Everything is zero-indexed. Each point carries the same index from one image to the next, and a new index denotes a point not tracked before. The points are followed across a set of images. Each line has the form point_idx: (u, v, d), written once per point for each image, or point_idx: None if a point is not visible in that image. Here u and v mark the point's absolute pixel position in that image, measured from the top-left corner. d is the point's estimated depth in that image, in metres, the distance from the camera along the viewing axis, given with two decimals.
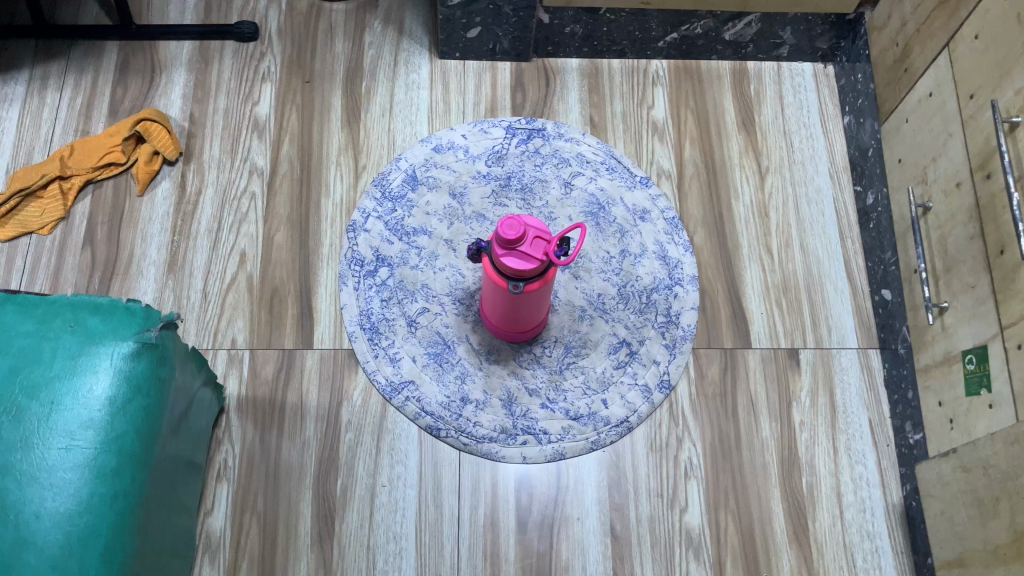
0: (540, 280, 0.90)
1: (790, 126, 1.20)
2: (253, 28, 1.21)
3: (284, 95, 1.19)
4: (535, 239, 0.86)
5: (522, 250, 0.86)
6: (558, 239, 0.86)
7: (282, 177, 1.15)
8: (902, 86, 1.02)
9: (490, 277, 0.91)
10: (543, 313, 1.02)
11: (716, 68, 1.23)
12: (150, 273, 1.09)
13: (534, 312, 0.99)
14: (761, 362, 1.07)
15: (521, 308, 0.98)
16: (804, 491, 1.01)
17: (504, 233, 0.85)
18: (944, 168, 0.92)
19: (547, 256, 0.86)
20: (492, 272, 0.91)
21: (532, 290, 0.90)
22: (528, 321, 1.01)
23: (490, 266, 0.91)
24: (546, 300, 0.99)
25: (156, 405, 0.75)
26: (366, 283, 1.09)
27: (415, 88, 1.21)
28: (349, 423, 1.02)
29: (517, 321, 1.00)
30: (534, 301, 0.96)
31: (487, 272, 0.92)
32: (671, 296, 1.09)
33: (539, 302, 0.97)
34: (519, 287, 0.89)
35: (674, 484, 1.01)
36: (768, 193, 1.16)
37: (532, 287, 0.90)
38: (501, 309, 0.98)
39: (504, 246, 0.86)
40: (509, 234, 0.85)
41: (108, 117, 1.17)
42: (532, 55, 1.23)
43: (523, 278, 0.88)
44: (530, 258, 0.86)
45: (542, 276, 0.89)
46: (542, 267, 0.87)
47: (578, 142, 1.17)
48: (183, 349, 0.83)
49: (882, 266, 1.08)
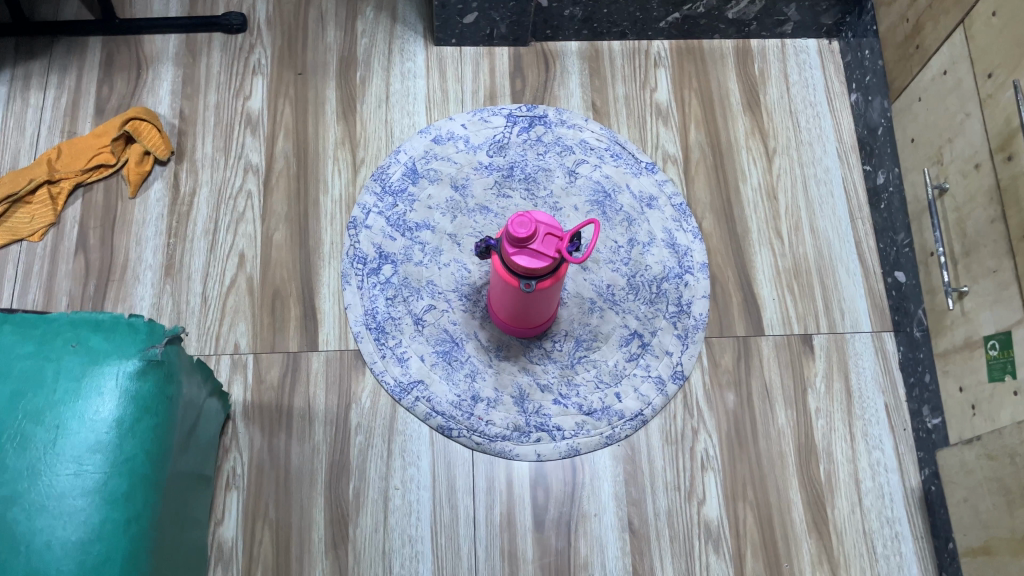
0: (552, 277, 0.88)
1: (796, 105, 1.17)
2: (241, 19, 1.18)
3: (276, 88, 1.16)
4: (547, 236, 0.84)
5: (533, 248, 0.84)
6: (571, 235, 0.83)
7: (278, 175, 1.11)
8: (914, 63, 0.99)
9: (500, 275, 0.89)
10: (552, 307, 1.00)
11: (719, 47, 1.20)
12: (147, 278, 1.06)
13: (543, 308, 0.97)
14: (775, 349, 1.05)
15: (531, 304, 0.96)
16: (822, 478, 1.00)
17: (515, 231, 0.83)
18: (961, 149, 0.90)
19: (560, 253, 0.84)
20: (502, 269, 0.89)
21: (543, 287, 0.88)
22: (537, 317, 0.99)
23: (500, 264, 0.89)
24: (556, 294, 0.97)
25: (164, 423, 0.73)
26: (370, 281, 1.06)
27: (411, 77, 1.17)
28: (358, 426, 1.00)
29: (527, 316, 0.98)
30: (545, 297, 0.94)
31: (497, 270, 0.90)
32: (681, 285, 1.07)
33: (549, 297, 0.94)
34: (531, 285, 0.87)
35: (691, 476, 0.99)
36: (776, 175, 1.13)
37: (544, 284, 0.88)
38: (509, 305, 0.96)
39: (515, 244, 0.84)
40: (521, 232, 0.83)
41: (95, 117, 1.13)
42: (531, 39, 1.19)
43: (535, 275, 0.86)
44: (542, 256, 0.84)
45: (554, 273, 0.87)
46: (555, 264, 0.85)
47: (581, 129, 1.14)
48: (188, 361, 0.81)
49: (895, 248, 1.06)
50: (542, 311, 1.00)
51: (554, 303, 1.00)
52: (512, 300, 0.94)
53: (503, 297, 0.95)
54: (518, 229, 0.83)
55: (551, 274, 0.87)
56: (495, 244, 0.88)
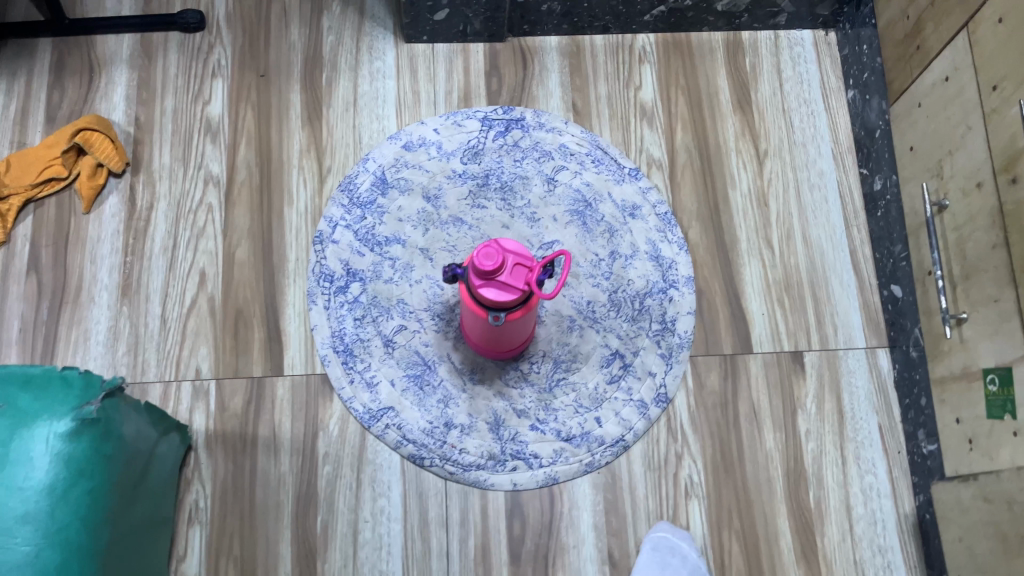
0: (523, 308, 0.82)
1: (790, 103, 1.10)
2: (199, 17, 1.10)
3: (237, 92, 1.09)
4: (516, 267, 0.79)
5: (501, 280, 0.78)
6: (541, 266, 0.78)
7: (240, 187, 1.06)
8: (914, 65, 0.92)
9: (469, 305, 0.84)
10: (527, 330, 0.95)
11: (708, 41, 1.13)
12: (103, 299, 1.01)
13: (517, 333, 0.92)
14: (764, 368, 1.00)
15: (503, 330, 0.90)
16: (811, 505, 0.96)
17: (481, 263, 0.77)
18: (962, 164, 0.83)
19: (530, 285, 0.79)
20: (470, 300, 0.83)
21: (514, 318, 0.83)
22: (510, 341, 0.94)
23: (467, 294, 0.83)
24: (530, 318, 0.91)
25: (103, 484, 0.69)
26: (337, 300, 1.01)
27: (380, 77, 1.10)
28: (326, 455, 0.96)
29: (501, 342, 0.93)
30: (518, 324, 0.89)
31: (465, 300, 0.84)
32: (666, 301, 1.01)
33: (523, 324, 0.89)
34: (501, 318, 0.81)
35: (674, 505, 0.95)
36: (767, 180, 1.07)
37: (515, 315, 0.82)
38: (480, 331, 0.91)
39: (482, 276, 0.79)
40: (487, 264, 0.77)
41: (45, 125, 1.07)
42: (507, 35, 1.12)
43: (505, 308, 0.80)
44: (510, 288, 0.79)
45: (525, 304, 0.81)
46: (525, 296, 0.80)
47: (560, 132, 1.08)
48: (133, 408, 0.77)
49: (892, 259, 1.00)
50: (517, 335, 0.94)
51: (530, 326, 0.95)
52: (483, 329, 0.89)
53: (473, 324, 0.90)
54: (484, 260, 0.78)
55: (521, 305, 0.82)
56: (462, 273, 0.83)
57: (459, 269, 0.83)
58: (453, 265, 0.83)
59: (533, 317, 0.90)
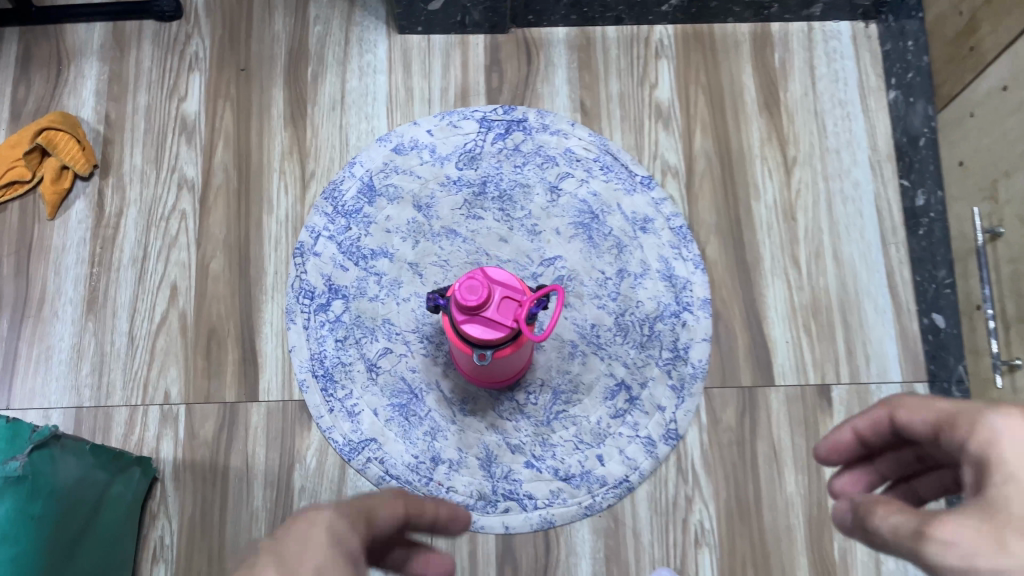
0: (513, 343, 0.74)
1: (823, 104, 0.99)
2: (175, 5, 1.02)
3: (216, 88, 1.00)
4: (504, 301, 0.71)
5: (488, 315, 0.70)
6: (532, 299, 0.70)
7: (216, 192, 0.97)
8: (967, 68, 0.81)
9: (452, 340, 0.75)
10: (522, 363, 0.86)
11: (732, 34, 1.02)
12: (67, 313, 0.93)
13: (509, 366, 0.83)
14: (786, 402, 0.90)
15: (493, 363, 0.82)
16: (836, 559, 0.86)
17: (465, 297, 0.69)
18: (1021, 187, 0.72)
19: (519, 320, 0.70)
20: (453, 334, 0.75)
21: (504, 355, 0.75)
22: (502, 373, 0.85)
23: (450, 328, 0.75)
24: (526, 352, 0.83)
25: (29, 548, 0.61)
26: (318, 320, 0.93)
27: (370, 72, 1.01)
28: (302, 490, 0.88)
29: (490, 374, 0.84)
30: (509, 358, 0.80)
31: (448, 334, 0.76)
32: (678, 326, 0.91)
33: (514, 357, 0.80)
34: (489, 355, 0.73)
35: (682, 554, 0.86)
36: (795, 191, 0.96)
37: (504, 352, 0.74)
38: (468, 364, 0.82)
39: (465, 311, 0.70)
40: (471, 298, 0.69)
41: (10, 122, 0.99)
42: (510, 25, 1.02)
43: (492, 345, 0.72)
44: (498, 323, 0.70)
45: (513, 342, 0.73)
46: (514, 332, 0.72)
47: (566, 135, 0.98)
48: (75, 452, 0.70)
49: (934, 284, 0.89)
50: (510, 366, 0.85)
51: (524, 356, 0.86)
52: (470, 363, 0.80)
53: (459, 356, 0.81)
54: (468, 293, 0.69)
55: (511, 340, 0.73)
56: (444, 303, 0.74)
57: (442, 299, 0.75)
58: (434, 295, 0.74)
59: (526, 351, 0.81)
